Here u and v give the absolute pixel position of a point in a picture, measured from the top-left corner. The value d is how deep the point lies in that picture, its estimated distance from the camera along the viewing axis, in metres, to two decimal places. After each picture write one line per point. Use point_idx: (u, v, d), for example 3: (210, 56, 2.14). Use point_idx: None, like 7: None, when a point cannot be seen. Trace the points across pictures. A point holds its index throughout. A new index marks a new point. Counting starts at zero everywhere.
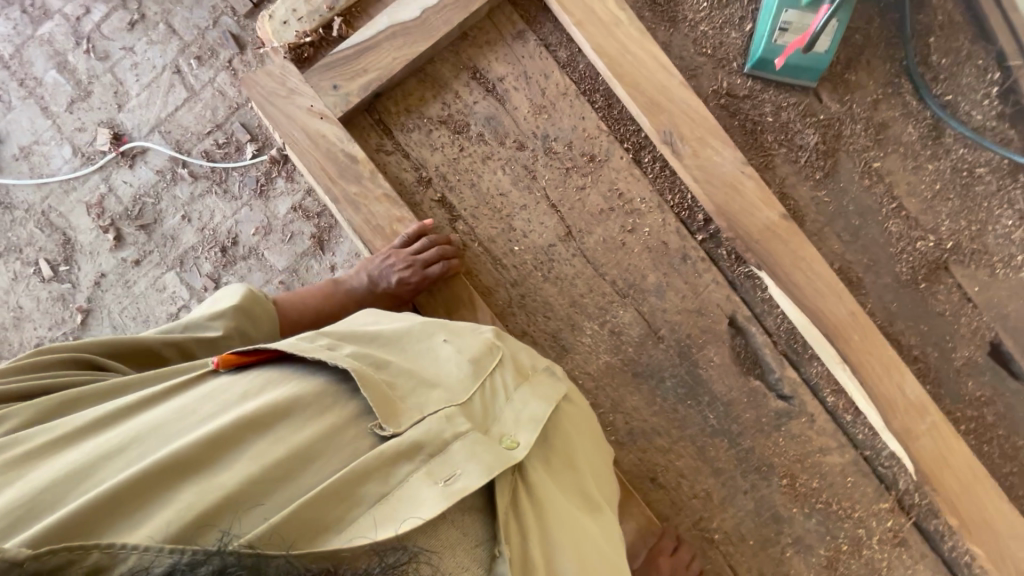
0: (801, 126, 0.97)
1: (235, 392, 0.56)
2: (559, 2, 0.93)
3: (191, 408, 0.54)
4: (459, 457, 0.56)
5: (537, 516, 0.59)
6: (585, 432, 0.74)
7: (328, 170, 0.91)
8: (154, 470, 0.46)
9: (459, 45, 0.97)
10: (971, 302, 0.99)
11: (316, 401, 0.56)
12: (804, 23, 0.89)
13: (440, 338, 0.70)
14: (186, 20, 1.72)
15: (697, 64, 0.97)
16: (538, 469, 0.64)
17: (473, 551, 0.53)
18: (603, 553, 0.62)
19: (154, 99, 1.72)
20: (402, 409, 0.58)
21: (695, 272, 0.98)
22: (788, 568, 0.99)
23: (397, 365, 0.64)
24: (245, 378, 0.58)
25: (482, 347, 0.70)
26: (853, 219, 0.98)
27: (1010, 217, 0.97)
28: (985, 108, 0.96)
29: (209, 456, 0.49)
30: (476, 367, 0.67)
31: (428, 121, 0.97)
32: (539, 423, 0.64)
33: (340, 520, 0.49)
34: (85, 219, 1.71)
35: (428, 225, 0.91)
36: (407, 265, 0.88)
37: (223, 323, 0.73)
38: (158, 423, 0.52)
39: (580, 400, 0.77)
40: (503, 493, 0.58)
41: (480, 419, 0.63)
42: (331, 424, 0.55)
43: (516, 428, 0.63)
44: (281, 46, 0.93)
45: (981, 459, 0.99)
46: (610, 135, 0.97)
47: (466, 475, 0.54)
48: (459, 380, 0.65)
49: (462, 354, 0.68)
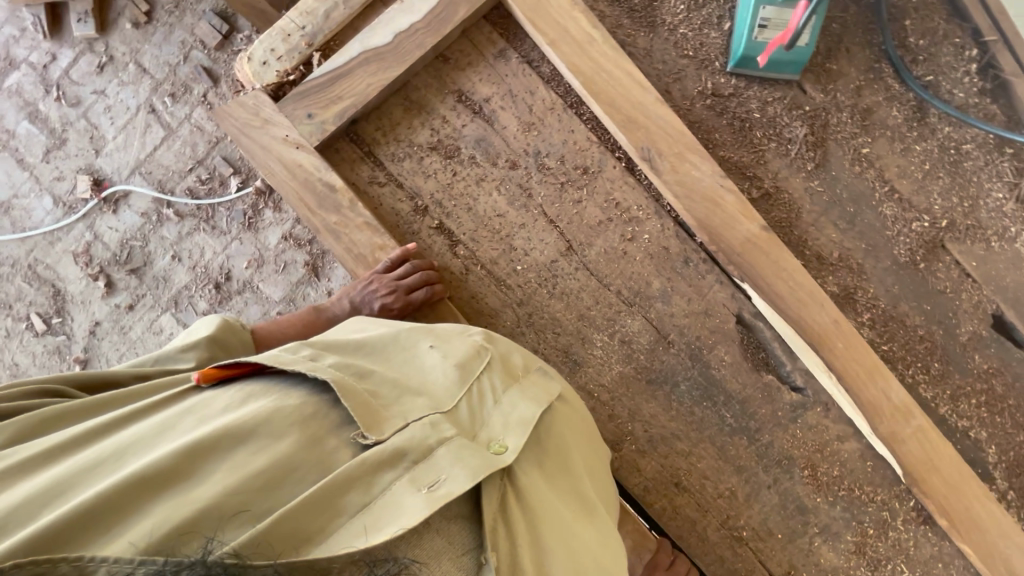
0: (788, 120, 0.97)
1: (219, 407, 0.57)
2: (534, 19, 0.92)
3: (176, 424, 0.55)
4: (444, 462, 0.56)
5: (526, 520, 0.60)
6: (577, 433, 0.75)
7: (305, 200, 0.91)
8: (134, 482, 0.47)
9: (440, 68, 0.96)
10: (971, 278, 1.00)
11: (294, 411, 0.56)
12: (783, 18, 0.89)
13: (427, 346, 0.70)
14: (155, 58, 1.70)
15: (680, 67, 0.97)
16: (527, 472, 0.64)
17: (458, 560, 0.54)
18: (592, 554, 0.63)
19: (131, 140, 1.69)
20: (385, 418, 0.59)
21: (699, 274, 0.98)
22: (818, 557, 1.01)
23: (381, 376, 0.65)
24: (230, 393, 0.59)
25: (469, 352, 0.70)
26: (847, 207, 0.99)
27: (1001, 191, 0.98)
28: (967, 86, 0.97)
29: (190, 468, 0.50)
30: (463, 372, 0.67)
31: (416, 151, 0.96)
32: (529, 427, 0.65)
33: (321, 529, 0.49)
34: (73, 269, 1.68)
35: (411, 250, 0.91)
36: (390, 291, 0.87)
37: (193, 354, 0.71)
38: (142, 439, 0.53)
39: (573, 400, 0.78)
40: (492, 498, 0.59)
41: (468, 426, 0.63)
42: (311, 435, 0.55)
43: (505, 432, 0.64)
44: (263, 88, 0.92)
45: (992, 430, 1.01)
46: (601, 147, 0.97)
47: (451, 480, 0.54)
48: (446, 388, 0.65)
49: (449, 360, 0.68)
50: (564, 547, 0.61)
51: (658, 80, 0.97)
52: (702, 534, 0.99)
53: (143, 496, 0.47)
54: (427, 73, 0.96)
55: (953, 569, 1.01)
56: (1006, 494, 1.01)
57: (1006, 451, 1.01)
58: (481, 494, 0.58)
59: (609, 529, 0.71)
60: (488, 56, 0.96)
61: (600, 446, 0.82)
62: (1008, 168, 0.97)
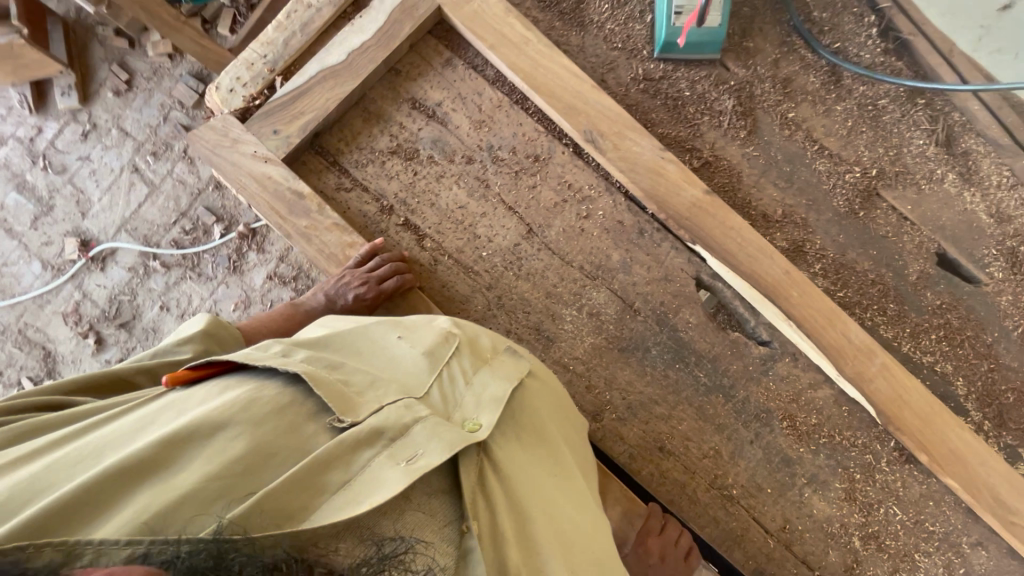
0: (716, 95, 1.06)
1: (196, 402, 0.58)
2: (474, 28, 1.01)
3: (154, 421, 0.55)
4: (420, 438, 0.58)
5: (505, 490, 0.62)
6: (552, 406, 0.76)
7: (277, 209, 0.97)
8: (113, 474, 0.48)
9: (393, 80, 1.05)
10: (909, 220, 1.06)
11: (270, 400, 0.57)
12: (693, 3, 0.99)
13: (395, 337, 0.73)
14: (137, 121, 1.80)
15: (612, 58, 1.06)
16: (503, 445, 0.66)
17: (440, 532, 0.55)
18: (574, 519, 0.64)
19: (117, 200, 1.77)
20: (358, 403, 0.61)
21: (654, 243, 1.04)
22: (810, 509, 1.01)
23: (352, 367, 0.66)
24: (207, 388, 0.60)
25: (437, 339, 0.73)
26: (784, 167, 1.06)
27: (920, 137, 1.06)
28: (871, 48, 1.07)
29: (170, 457, 0.50)
30: (431, 359, 0.70)
31: (377, 156, 1.03)
32: (501, 403, 0.67)
33: (305, 507, 0.50)
34: (63, 329, 1.72)
35: (379, 244, 0.97)
36: (362, 282, 0.92)
37: (191, 346, 0.76)
38: (121, 437, 0.53)
39: (545, 376, 0.80)
40: (470, 472, 0.60)
41: (441, 407, 0.66)
42: (289, 422, 0.56)
43: (478, 410, 0.66)
44: (231, 112, 1.00)
45: (956, 362, 1.05)
46: (549, 135, 1.05)
47: (429, 453, 0.56)
48: (415, 375, 0.68)
49: (417, 349, 0.71)
50: (546, 514, 0.62)
51: (593, 71, 1.06)
52: (692, 496, 1.00)
53: (123, 487, 0.48)
54: (382, 86, 1.04)
55: (945, 504, 1.02)
56: (981, 422, 1.04)
57: (973, 381, 1.05)
58: (459, 469, 0.59)
59: (591, 497, 0.72)
60: (436, 65, 1.05)
61: (576, 420, 0.83)
62: (923, 116, 1.06)
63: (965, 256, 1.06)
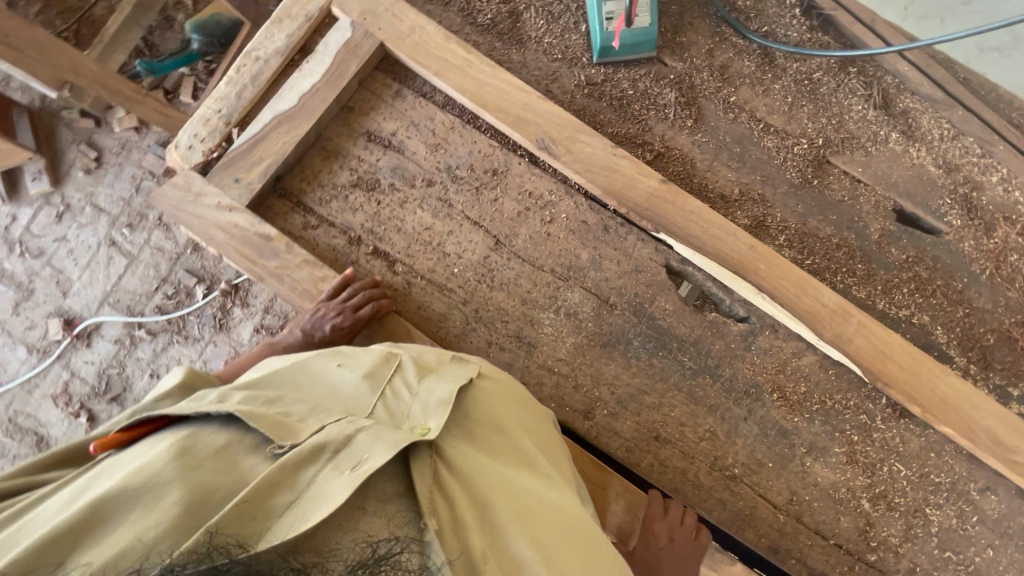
0: (658, 89, 1.10)
1: (129, 459, 0.56)
2: (418, 58, 1.06)
3: (85, 489, 0.53)
4: (365, 444, 0.58)
5: (461, 485, 0.62)
6: (507, 400, 0.77)
7: (247, 254, 0.99)
8: (43, 544, 0.46)
9: (346, 117, 1.08)
10: (862, 182, 1.10)
11: (206, 443, 0.56)
12: (622, 8, 1.05)
13: (335, 367, 0.74)
14: (110, 195, 1.82)
15: (554, 69, 1.11)
16: (455, 443, 0.67)
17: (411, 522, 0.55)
18: (538, 497, 0.65)
19: (97, 277, 1.77)
20: (299, 428, 0.60)
21: (620, 237, 1.06)
22: (814, 477, 1.01)
23: (291, 399, 0.67)
24: (141, 445, 0.59)
25: (377, 361, 0.75)
26: (734, 148, 1.10)
27: (858, 102, 1.10)
28: (797, 27, 1.12)
29: (104, 518, 0.48)
30: (373, 380, 0.72)
31: (339, 191, 1.06)
32: (449, 403, 0.68)
33: (255, 534, 0.48)
34: (54, 411, 1.71)
35: (351, 274, 0.98)
36: (338, 312, 0.93)
37: (165, 400, 0.74)
38: (50, 513, 0.51)
39: (498, 377, 0.82)
40: (423, 469, 0.60)
41: (389, 420, 0.66)
42: (228, 459, 0.55)
43: (426, 415, 0.66)
44: (192, 167, 1.03)
45: (932, 311, 1.07)
46: (504, 149, 1.08)
47: (374, 455, 0.56)
48: (358, 398, 0.69)
49: (358, 372, 0.72)
50: (507, 499, 0.62)
51: (537, 83, 1.10)
52: (695, 482, 1.00)
53: (57, 556, 0.46)
54: (336, 124, 1.08)
55: (946, 454, 1.02)
56: (967, 367, 1.05)
57: (952, 328, 1.06)
58: (411, 472, 0.59)
59: (561, 479, 0.72)
60: (386, 98, 1.09)
61: (541, 415, 0.84)
62: (858, 83, 1.11)
63: (922, 208, 1.09)
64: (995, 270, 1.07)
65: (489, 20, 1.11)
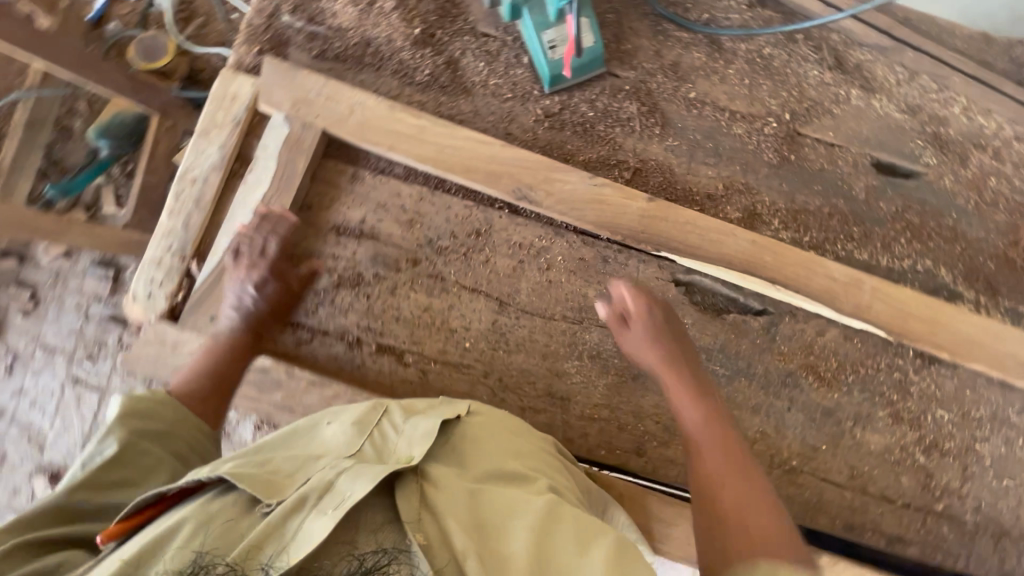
0: (618, 104, 1.06)
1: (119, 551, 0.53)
2: (368, 138, 0.99)
3: None
4: (345, 483, 0.55)
5: (449, 494, 0.58)
6: (501, 425, 0.74)
7: (249, 393, 0.93)
8: None
9: (308, 216, 1.00)
10: (836, 145, 1.09)
11: (193, 514, 0.54)
12: (564, 34, 1.01)
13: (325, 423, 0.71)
14: (54, 330, 1.49)
15: (508, 110, 1.05)
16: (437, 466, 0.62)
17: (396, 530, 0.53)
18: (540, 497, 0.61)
19: (70, 420, 1.50)
20: (284, 484, 0.58)
21: (621, 264, 1.03)
22: (868, 446, 1.02)
23: (280, 458, 0.64)
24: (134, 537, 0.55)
25: (365, 409, 0.73)
26: (706, 144, 1.07)
27: (813, 68, 1.09)
28: (736, 8, 1.10)
29: None
30: (360, 426, 0.70)
31: (322, 296, 0.98)
32: (432, 433, 0.65)
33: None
34: None
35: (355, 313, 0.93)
36: None
37: (111, 436, 0.71)
38: None
39: (489, 408, 0.78)
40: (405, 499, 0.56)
41: (374, 459, 0.63)
42: (223, 523, 0.53)
43: (411, 446, 0.64)
44: (158, 317, 0.93)
45: (932, 254, 1.08)
46: (480, 205, 1.02)
47: (354, 489, 0.54)
48: (346, 445, 0.66)
49: (346, 422, 0.70)
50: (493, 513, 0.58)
51: (495, 128, 1.05)
52: None
53: None
54: (298, 226, 1.00)
55: (980, 388, 1.04)
56: (977, 299, 1.07)
57: (954, 265, 1.08)
58: (398, 498, 0.56)
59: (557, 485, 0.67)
60: (344, 184, 1.01)
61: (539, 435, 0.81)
62: (808, 49, 1.09)
63: (898, 156, 1.10)
64: (978, 199, 1.09)
65: (428, 75, 1.04)
